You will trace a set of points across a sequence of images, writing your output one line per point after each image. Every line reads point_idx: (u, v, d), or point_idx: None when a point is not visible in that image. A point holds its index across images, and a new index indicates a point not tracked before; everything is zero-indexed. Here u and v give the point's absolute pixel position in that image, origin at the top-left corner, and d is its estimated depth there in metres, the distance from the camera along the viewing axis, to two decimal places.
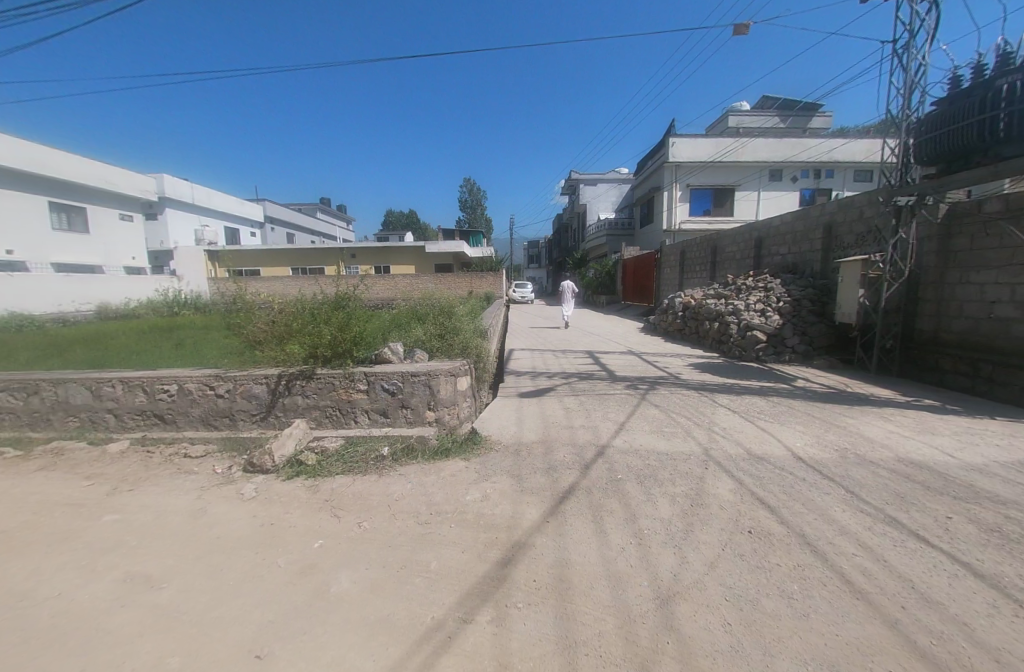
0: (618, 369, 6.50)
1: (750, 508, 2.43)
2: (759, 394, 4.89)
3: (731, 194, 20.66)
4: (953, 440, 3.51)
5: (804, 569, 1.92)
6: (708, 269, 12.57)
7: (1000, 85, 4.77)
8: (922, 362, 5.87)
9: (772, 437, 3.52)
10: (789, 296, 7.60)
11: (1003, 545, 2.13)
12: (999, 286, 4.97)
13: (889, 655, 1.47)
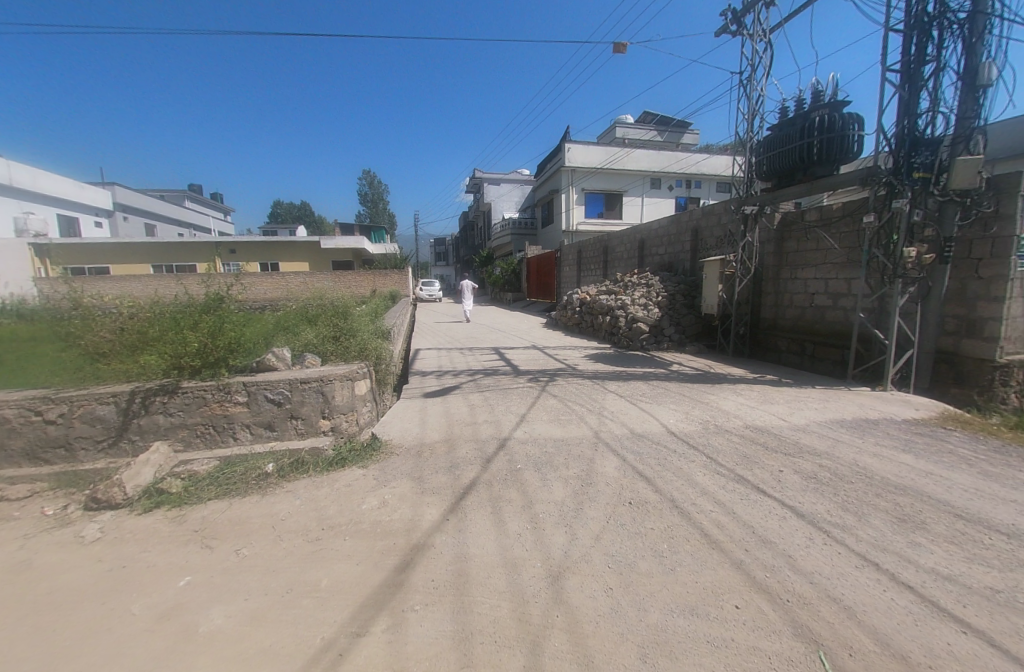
0: (521, 363, 6.73)
1: (631, 481, 2.70)
2: (642, 379, 5.45)
3: (620, 199, 22.60)
4: (785, 407, 4.30)
5: (672, 528, 2.19)
6: (601, 267, 13.61)
7: (813, 117, 5.89)
8: (765, 344, 7.06)
9: (651, 416, 3.95)
10: (666, 291, 8.57)
11: (815, 487, 2.67)
12: (816, 281, 6.20)
13: (733, 591, 1.75)
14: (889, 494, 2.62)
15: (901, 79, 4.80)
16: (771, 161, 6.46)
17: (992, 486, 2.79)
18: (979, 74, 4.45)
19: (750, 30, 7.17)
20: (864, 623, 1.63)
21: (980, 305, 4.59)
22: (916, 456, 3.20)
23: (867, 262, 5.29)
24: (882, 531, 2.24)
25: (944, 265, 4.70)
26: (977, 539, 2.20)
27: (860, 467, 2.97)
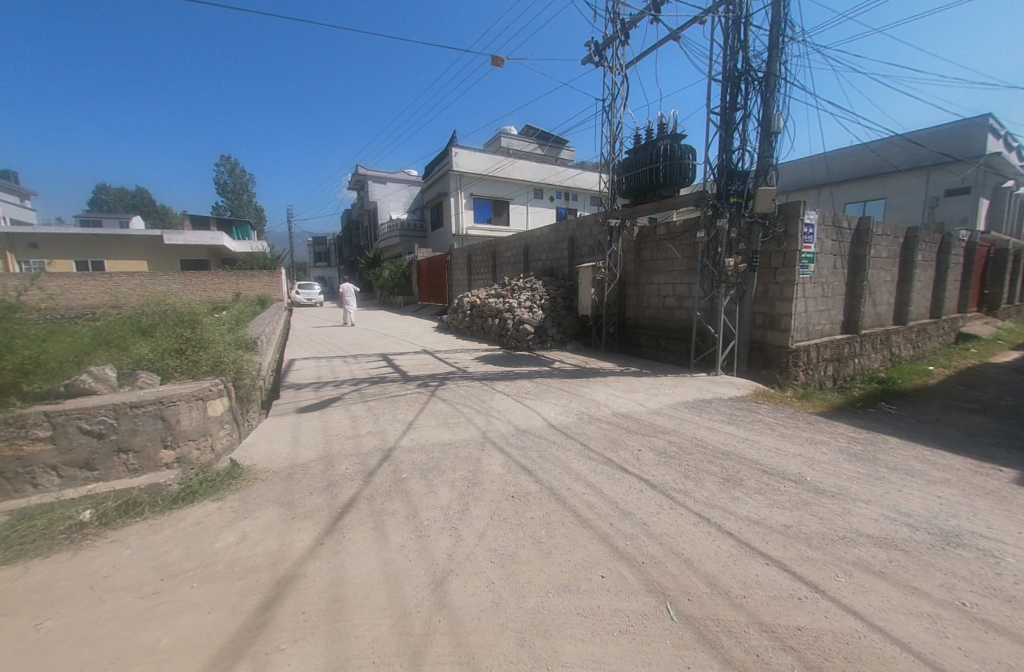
0: (410, 369, 6.55)
1: (514, 475, 2.84)
2: (528, 378, 5.74)
3: (506, 206, 23.45)
4: (645, 394, 4.93)
5: (550, 514, 2.36)
6: (490, 271, 13.96)
7: (659, 146, 6.86)
8: (630, 341, 8.00)
9: (534, 412, 4.19)
10: (547, 294, 9.14)
11: (666, 461, 3.12)
12: (666, 285, 7.23)
13: (599, 563, 1.96)
14: (718, 460, 3.19)
15: (720, 121, 5.87)
16: (629, 181, 7.35)
17: (785, 444, 3.59)
18: (770, 123, 5.67)
19: (610, 62, 8.06)
20: (698, 570, 1.97)
21: (777, 304, 5.85)
22: (738, 427, 3.95)
23: (702, 269, 6.35)
24: (713, 491, 2.72)
25: (754, 272, 5.90)
26: (775, 486, 2.82)
27: (698, 440, 3.56)
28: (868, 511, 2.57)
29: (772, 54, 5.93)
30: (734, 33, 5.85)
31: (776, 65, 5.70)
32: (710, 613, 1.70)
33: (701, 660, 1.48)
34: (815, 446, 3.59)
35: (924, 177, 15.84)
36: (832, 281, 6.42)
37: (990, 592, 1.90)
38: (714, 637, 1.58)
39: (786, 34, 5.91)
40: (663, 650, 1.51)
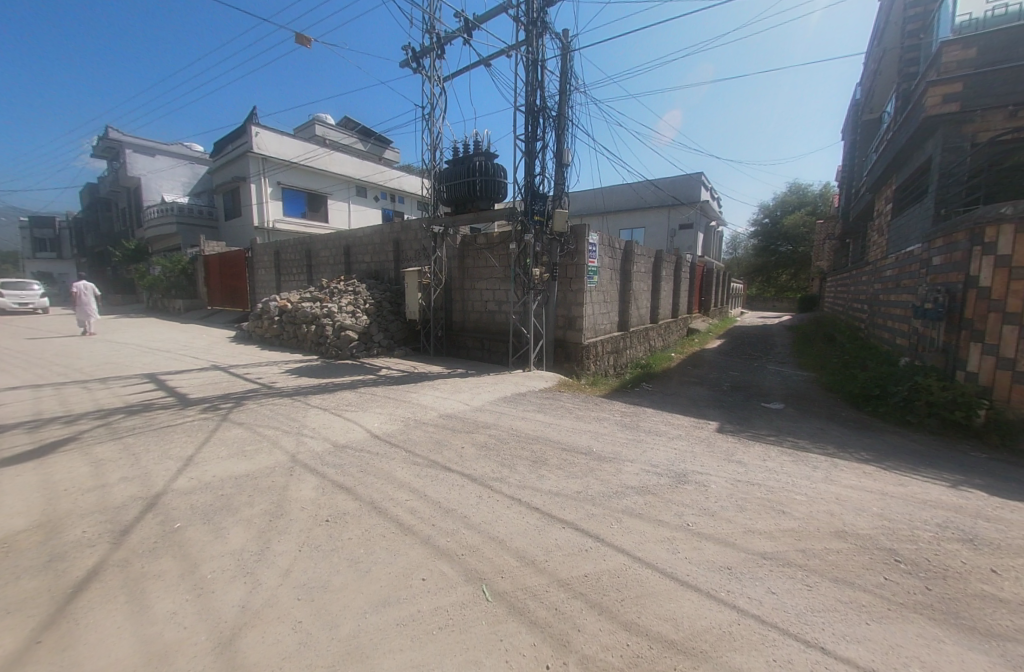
0: (194, 390, 5.33)
1: (329, 497, 2.62)
2: (349, 388, 5.36)
3: (324, 200, 21.32)
4: (469, 393, 5.20)
5: (369, 530, 2.28)
6: (304, 272, 12.47)
7: (475, 161, 7.30)
8: (457, 344, 8.30)
9: (354, 425, 3.95)
10: (371, 298, 8.69)
11: (485, 454, 3.36)
12: (487, 291, 7.79)
13: (420, 566, 2.00)
14: (529, 446, 3.61)
15: (524, 147, 6.62)
16: (448, 191, 7.60)
17: (580, 425, 4.29)
18: (563, 156, 6.68)
19: (428, 72, 8.20)
20: (510, 548, 2.19)
21: (573, 308, 6.95)
22: (546, 414, 4.54)
23: (515, 278, 7.05)
24: (524, 474, 3.06)
25: (554, 281, 6.92)
26: (571, 461, 3.34)
27: (513, 431, 3.95)
28: (634, 468, 3.30)
29: (563, 98, 7.01)
30: (533, 72, 6.69)
31: (565, 108, 6.74)
32: (519, 584, 1.92)
33: (511, 629, 1.66)
34: (601, 423, 4.41)
35: (665, 214, 21.22)
36: (610, 289, 7.99)
37: (701, 511, 2.67)
38: (522, 605, 1.79)
39: (572, 84, 7.07)
40: (479, 632, 1.63)
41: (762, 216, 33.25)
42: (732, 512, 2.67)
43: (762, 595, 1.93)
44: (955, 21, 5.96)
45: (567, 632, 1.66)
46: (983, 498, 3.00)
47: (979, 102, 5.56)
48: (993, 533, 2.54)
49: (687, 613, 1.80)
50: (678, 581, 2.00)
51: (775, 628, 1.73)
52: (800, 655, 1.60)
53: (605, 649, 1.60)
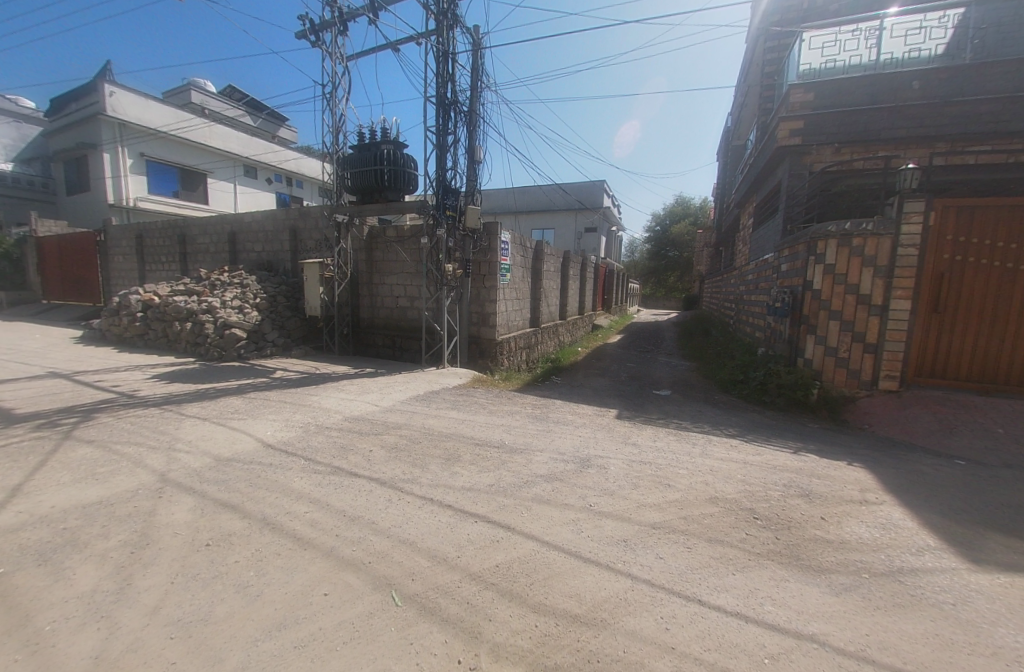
0: (20, 405, 4.31)
1: (210, 518, 2.32)
2: (236, 394, 4.78)
3: (203, 179, 18.72)
4: (378, 394, 4.97)
5: (261, 549, 2.06)
6: (177, 261, 10.79)
7: (383, 149, 6.95)
8: (365, 342, 7.88)
9: (243, 434, 3.54)
10: (264, 292, 7.83)
11: (395, 456, 3.25)
12: (398, 286, 7.52)
13: (321, 581, 1.86)
14: (441, 443, 3.57)
15: (435, 140, 6.49)
16: (353, 179, 7.12)
17: (493, 419, 4.35)
18: (475, 153, 6.68)
19: (329, 48, 7.60)
20: (421, 548, 2.15)
21: (487, 305, 7.02)
22: (459, 411, 4.53)
23: (427, 273, 6.89)
24: (436, 472, 3.02)
25: (467, 277, 6.91)
26: (484, 456, 3.38)
27: (425, 429, 3.87)
28: (542, 457, 3.44)
29: (474, 94, 7.00)
30: (444, 64, 6.58)
31: (476, 104, 6.75)
32: (431, 584, 1.89)
33: (422, 630, 1.63)
34: (513, 416, 4.52)
35: (572, 217, 22.43)
36: (522, 287, 8.23)
37: (602, 492, 2.88)
38: (433, 604, 1.77)
39: (484, 81, 7.10)
40: (388, 639, 1.58)
41: (655, 224, 36.90)
42: (628, 490, 2.93)
43: (653, 561, 2.15)
44: (799, 68, 7.19)
45: (478, 623, 1.68)
46: (816, 459, 3.69)
47: (814, 138, 6.80)
48: (823, 488, 3.14)
49: (590, 587, 1.93)
50: (582, 559, 2.13)
51: (663, 589, 1.95)
52: (682, 609, 1.82)
53: (516, 633, 1.65)
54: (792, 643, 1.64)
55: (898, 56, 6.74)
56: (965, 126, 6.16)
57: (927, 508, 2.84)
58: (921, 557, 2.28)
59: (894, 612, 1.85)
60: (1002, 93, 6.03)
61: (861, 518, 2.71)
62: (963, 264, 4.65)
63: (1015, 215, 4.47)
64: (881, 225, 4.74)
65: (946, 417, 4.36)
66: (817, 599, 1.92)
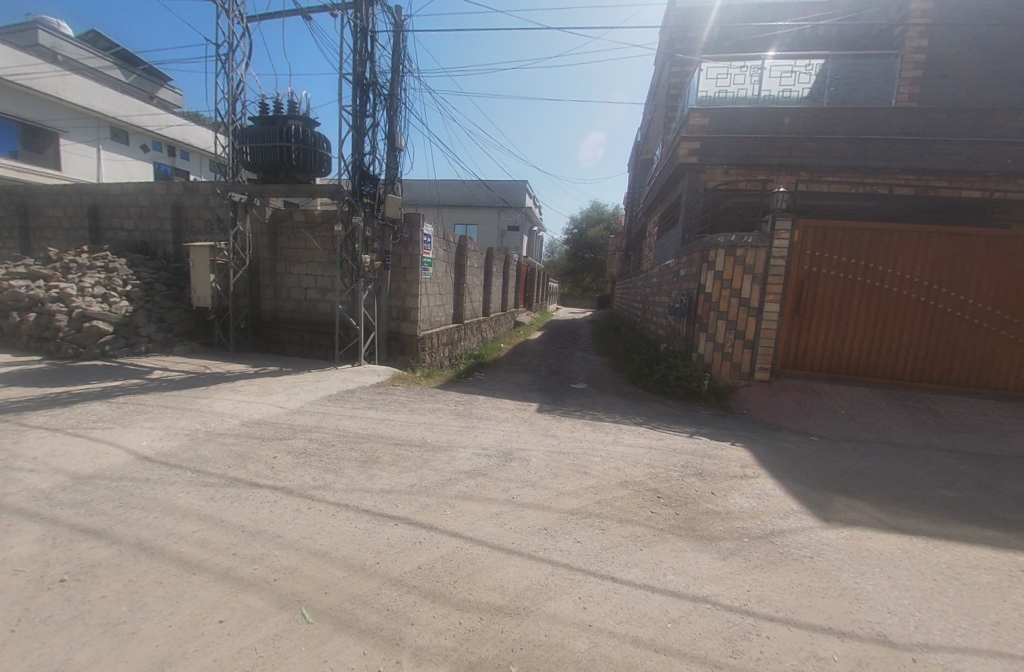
0: None
1: (65, 548, 1.93)
2: (99, 399, 4.04)
3: (52, 139, 15.53)
4: (284, 394, 4.55)
5: (135, 579, 1.77)
6: (13, 237, 8.77)
7: (289, 125, 6.31)
8: (268, 337, 7.18)
9: (110, 446, 3.01)
10: (137, 279, 6.73)
11: (304, 461, 2.99)
12: (306, 277, 6.95)
13: (217, 607, 1.65)
14: (358, 445, 3.36)
15: (351, 121, 6.09)
16: (252, 154, 6.35)
17: (412, 417, 4.22)
18: (395, 140, 6.40)
19: (225, 4, 6.73)
20: (336, 558, 2.01)
21: (407, 299, 6.77)
22: (378, 410, 4.32)
23: (341, 263, 6.46)
24: (352, 476, 2.85)
25: (386, 270, 6.61)
26: (404, 456, 3.26)
27: (339, 431, 3.63)
28: (465, 453, 3.42)
29: (394, 78, 6.68)
30: (362, 42, 6.19)
31: (397, 89, 6.46)
32: (346, 595, 1.77)
33: (338, 645, 1.52)
34: (435, 414, 4.43)
35: (495, 215, 22.68)
36: (445, 282, 8.07)
37: (523, 484, 2.94)
38: (349, 616, 1.66)
39: (405, 66, 6.81)
40: (297, 660, 1.45)
41: (572, 227, 38.77)
42: (547, 480, 3.03)
43: (571, 546, 2.26)
44: (698, 95, 8.00)
45: (400, 629, 1.62)
46: (707, 442, 4.16)
47: (709, 158, 7.62)
48: (713, 466, 3.55)
49: (513, 579, 1.96)
50: (504, 551, 2.17)
51: (580, 571, 2.05)
52: (597, 588, 1.93)
53: (439, 634, 1.62)
54: (689, 606, 1.83)
55: (775, 94, 7.83)
56: (822, 159, 7.36)
57: (792, 478, 3.35)
58: (787, 520, 2.69)
59: (769, 569, 2.15)
60: (849, 135, 7.30)
61: (743, 490, 3.11)
62: (817, 274, 5.56)
63: (854, 236, 5.46)
64: (758, 239, 5.47)
65: (805, 402, 5.19)
66: (708, 565, 2.16)
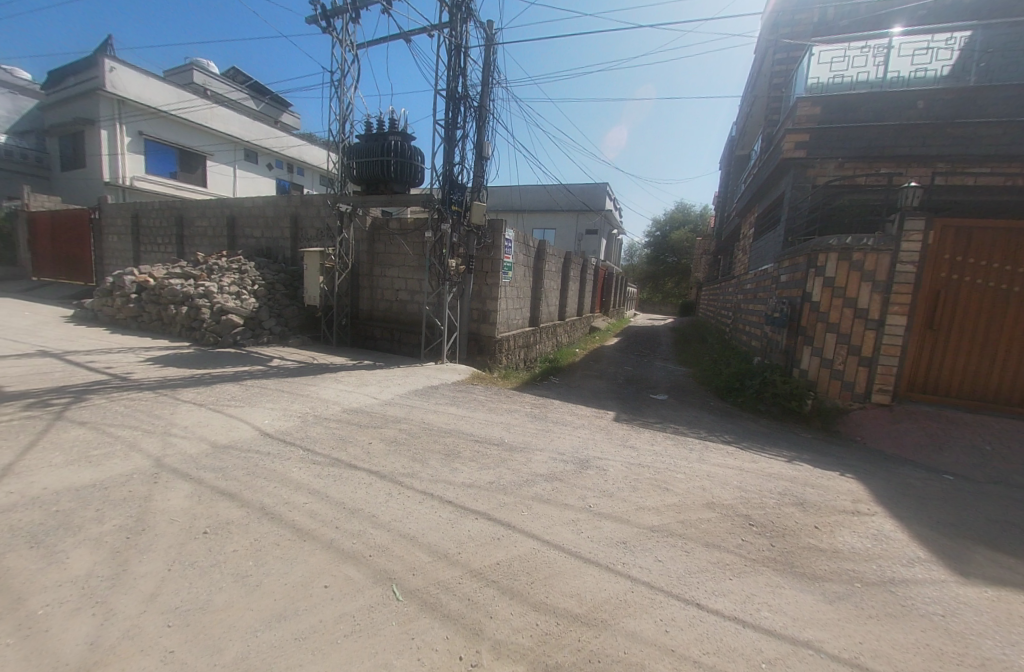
0: (10, 382, 4.22)
1: (207, 506, 2.29)
2: (232, 381, 4.74)
3: (202, 161, 18.55)
4: (377, 386, 4.95)
5: (259, 539, 2.04)
6: (173, 244, 10.63)
7: (390, 140, 6.87)
8: (364, 334, 7.88)
9: (241, 421, 3.51)
10: (262, 279, 7.79)
11: (394, 450, 3.23)
12: (398, 280, 7.51)
13: (322, 573, 1.84)
14: (441, 439, 3.55)
15: (443, 133, 6.46)
16: (358, 168, 7.02)
17: (490, 416, 4.35)
18: (482, 149, 6.65)
19: (339, 34, 7.53)
20: (422, 544, 2.13)
21: (488, 302, 7.02)
22: (459, 407, 4.52)
23: (430, 267, 6.86)
24: (437, 468, 3.01)
25: (470, 273, 6.90)
26: (484, 453, 3.37)
27: (425, 424, 3.86)
28: (542, 456, 3.44)
29: (484, 89, 6.96)
30: (456, 58, 6.55)
31: (486, 100, 6.72)
32: (432, 579, 1.88)
33: (423, 626, 1.62)
34: (512, 414, 4.51)
35: (574, 218, 22.55)
36: (523, 285, 8.21)
37: (601, 494, 2.88)
38: (434, 599, 1.76)
39: (494, 78, 7.06)
40: (388, 634, 1.56)
41: (654, 229, 37.14)
42: (627, 492, 2.93)
43: (652, 564, 2.16)
44: (807, 82, 7.22)
45: (480, 620, 1.67)
46: (810, 468, 3.72)
47: (818, 152, 6.84)
48: (816, 497, 3.16)
49: (591, 588, 1.93)
50: (582, 559, 2.14)
51: (662, 592, 1.95)
52: (681, 612, 1.82)
53: (517, 632, 1.64)
54: (787, 649, 1.65)
55: (905, 75, 6.81)
56: (967, 147, 6.22)
57: (919, 521, 2.87)
58: (912, 568, 2.31)
59: (887, 622, 1.86)
60: (1005, 117, 6.08)
61: (854, 527, 2.74)
62: (960, 282, 4.70)
63: (1013, 237, 4.53)
64: (881, 241, 4.78)
65: (937, 432, 4.42)
66: (809, 606, 1.93)
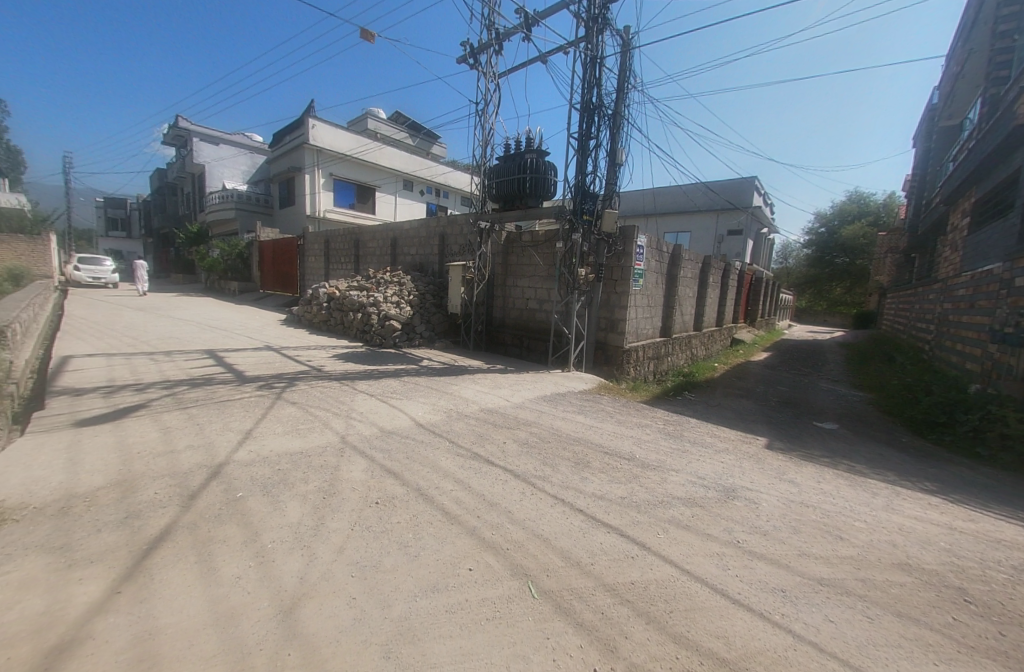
0: (250, 368, 5.65)
1: (378, 481, 2.73)
2: (393, 377, 5.54)
3: (372, 192, 22.18)
4: (509, 390, 5.24)
5: (416, 515, 2.35)
6: (351, 263, 12.92)
7: (527, 157, 7.25)
8: (497, 339, 8.42)
9: (400, 412, 4.08)
10: (416, 290, 8.93)
11: (526, 451, 3.38)
12: (529, 289, 7.85)
13: (468, 557, 2.03)
14: (571, 446, 3.59)
15: (578, 145, 6.57)
16: (498, 187, 7.58)
17: (620, 428, 4.23)
18: (616, 157, 6.57)
19: (484, 68, 8.28)
20: (555, 547, 2.18)
21: (617, 311, 6.87)
22: (588, 416, 4.50)
23: (560, 277, 7.01)
24: (567, 474, 3.05)
25: (599, 282, 6.84)
26: (615, 465, 3.30)
27: (555, 430, 3.95)
28: (679, 478, 3.21)
29: (619, 96, 6.88)
30: (591, 70, 6.62)
31: (622, 106, 6.63)
32: (566, 584, 1.91)
33: (558, 628, 1.65)
34: (644, 429, 4.31)
35: (714, 220, 20.59)
36: (655, 294, 7.82)
37: (751, 529, 2.56)
38: (568, 605, 1.78)
39: (630, 83, 6.93)
40: (525, 628, 1.64)
41: (818, 226, 31.61)
42: (785, 533, 2.55)
43: (821, 623, 1.83)
44: None
45: (614, 636, 1.64)
46: None
47: None
48: None
49: (741, 633, 1.73)
50: (729, 598, 1.93)
51: (835, 659, 1.64)
52: None
53: (654, 659, 1.56)
54: None
55: None
56: None
57: None
58: None
59: None
60: None
61: None
62: None
63: None
64: None
65: None
66: None
